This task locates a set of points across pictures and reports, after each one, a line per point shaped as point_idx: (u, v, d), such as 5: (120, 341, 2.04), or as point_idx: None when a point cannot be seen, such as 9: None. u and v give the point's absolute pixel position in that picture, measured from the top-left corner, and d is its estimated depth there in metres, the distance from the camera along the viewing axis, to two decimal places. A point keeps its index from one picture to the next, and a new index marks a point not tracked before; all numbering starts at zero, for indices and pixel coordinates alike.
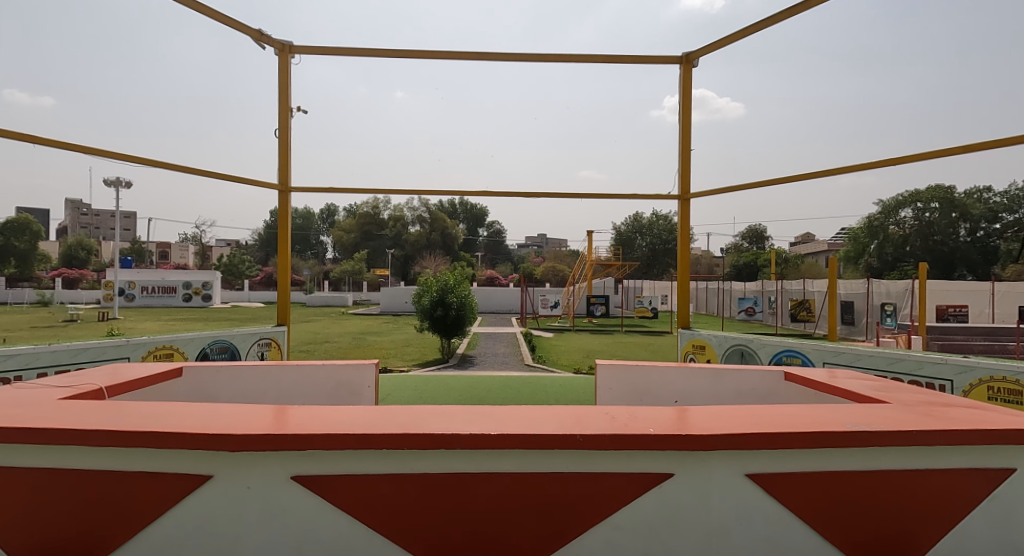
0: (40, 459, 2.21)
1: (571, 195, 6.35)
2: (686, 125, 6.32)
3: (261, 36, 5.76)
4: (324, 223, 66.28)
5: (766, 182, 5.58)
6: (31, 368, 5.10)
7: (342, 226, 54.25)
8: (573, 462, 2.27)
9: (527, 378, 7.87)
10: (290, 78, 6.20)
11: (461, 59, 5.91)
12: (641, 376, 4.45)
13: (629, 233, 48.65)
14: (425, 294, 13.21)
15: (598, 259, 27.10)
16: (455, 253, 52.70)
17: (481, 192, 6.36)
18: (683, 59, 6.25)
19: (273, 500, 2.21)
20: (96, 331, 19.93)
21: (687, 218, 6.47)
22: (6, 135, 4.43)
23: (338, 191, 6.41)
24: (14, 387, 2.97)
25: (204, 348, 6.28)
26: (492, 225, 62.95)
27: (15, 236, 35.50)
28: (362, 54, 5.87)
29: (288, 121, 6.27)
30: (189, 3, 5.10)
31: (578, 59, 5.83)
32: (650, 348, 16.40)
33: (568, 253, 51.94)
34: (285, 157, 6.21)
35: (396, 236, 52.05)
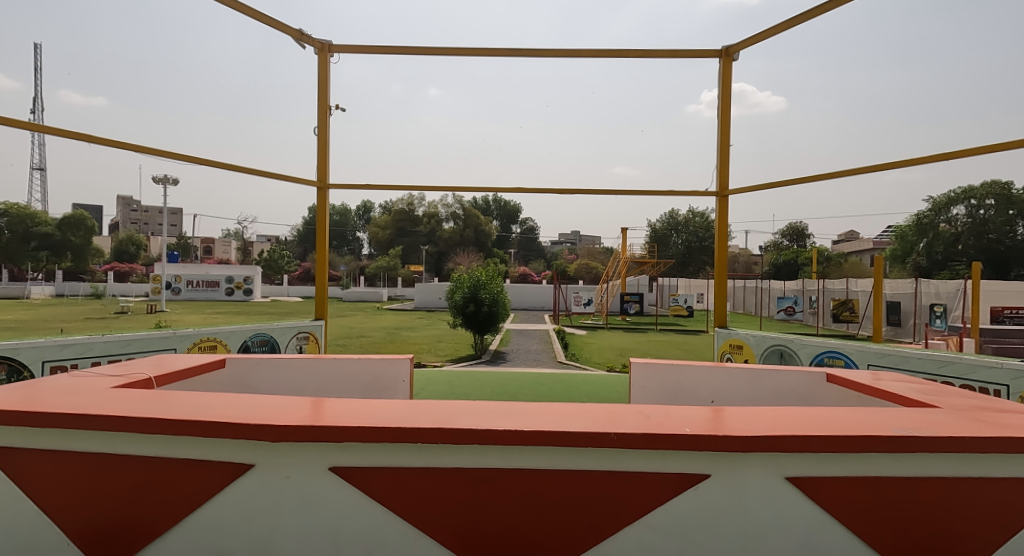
0: (91, 445, 2.30)
1: (604, 192, 6.25)
2: (724, 122, 6.19)
3: (300, 35, 5.85)
4: (360, 220, 67.38)
5: (809, 177, 5.37)
6: (85, 358, 5.31)
7: (378, 223, 55.04)
8: (605, 460, 2.26)
9: (560, 375, 7.83)
10: (329, 76, 6.30)
11: (497, 56, 5.90)
12: (674, 375, 4.38)
13: (664, 230, 47.99)
14: (458, 290, 13.33)
15: (632, 257, 26.81)
16: (488, 250, 52.90)
17: (518, 190, 6.34)
18: (723, 52, 6.11)
19: (310, 489, 2.27)
20: (145, 323, 20.74)
21: (725, 214, 6.33)
22: (63, 135, 4.62)
23: (374, 187, 6.46)
24: (70, 374, 3.12)
25: (245, 341, 6.42)
26: (525, 222, 63.06)
27: (71, 232, 36.95)
28: (402, 53, 5.92)
29: (327, 118, 6.37)
30: (231, 4, 5.18)
31: (616, 53, 5.77)
32: (684, 347, 16.14)
33: (601, 252, 51.52)
34: (324, 153, 6.32)
35: (430, 233, 52.58)
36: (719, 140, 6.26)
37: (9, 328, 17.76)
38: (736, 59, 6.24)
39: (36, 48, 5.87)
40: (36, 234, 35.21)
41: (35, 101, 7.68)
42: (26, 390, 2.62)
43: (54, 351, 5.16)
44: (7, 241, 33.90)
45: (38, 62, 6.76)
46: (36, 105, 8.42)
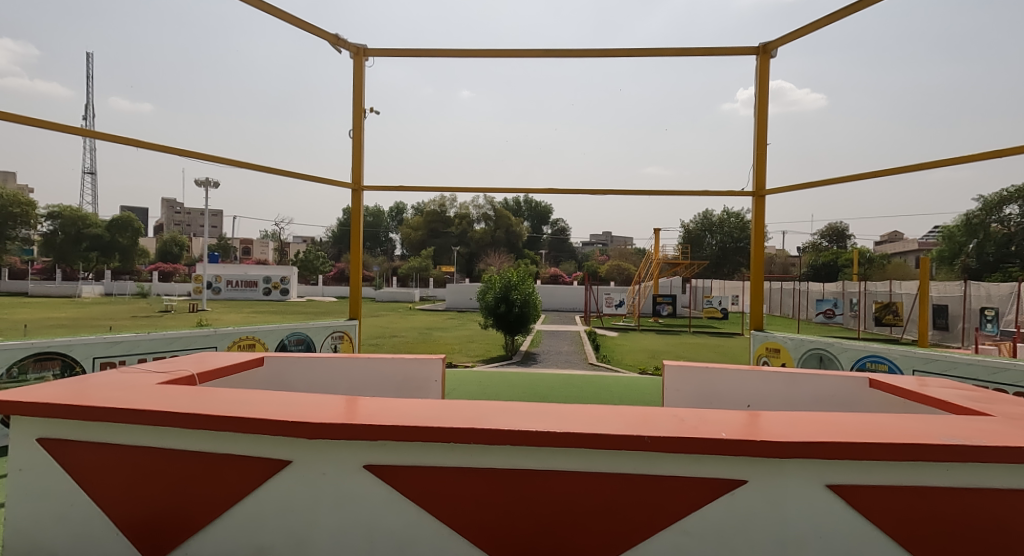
0: (137, 439, 2.39)
1: (637, 192, 6.18)
2: (761, 122, 6.06)
3: (336, 40, 5.96)
4: (393, 222, 68.24)
5: (850, 176, 5.21)
6: (133, 354, 5.33)
7: (410, 224, 55.55)
8: (638, 464, 2.24)
9: (593, 377, 7.77)
10: (363, 80, 6.40)
11: (530, 57, 5.89)
12: (708, 378, 4.30)
13: (698, 231, 47.21)
14: (489, 290, 13.39)
15: (665, 258, 26.49)
16: (519, 251, 52.98)
17: (551, 192, 6.32)
18: (759, 49, 5.99)
19: (346, 486, 2.31)
20: (188, 322, 21.39)
21: (762, 215, 6.20)
22: (113, 140, 4.79)
23: (407, 188, 6.51)
24: (118, 369, 3.24)
25: (283, 340, 6.53)
26: (556, 223, 62.99)
27: (119, 234, 38.46)
28: (435, 55, 5.97)
29: (362, 121, 6.47)
30: (271, 11, 5.31)
31: (650, 52, 5.70)
32: (719, 350, 15.85)
33: (633, 252, 51.07)
34: (358, 156, 6.42)
35: (461, 234, 52.94)
36: (755, 139, 6.14)
37: (61, 326, 18.55)
38: (774, 56, 6.11)
39: (87, 57, 6.09)
40: (86, 235, 36.93)
41: (87, 109, 8.00)
42: (77, 386, 2.73)
43: (105, 347, 5.17)
44: (59, 240, 36.08)
45: (90, 71, 7.04)
46: (89, 113, 8.77)
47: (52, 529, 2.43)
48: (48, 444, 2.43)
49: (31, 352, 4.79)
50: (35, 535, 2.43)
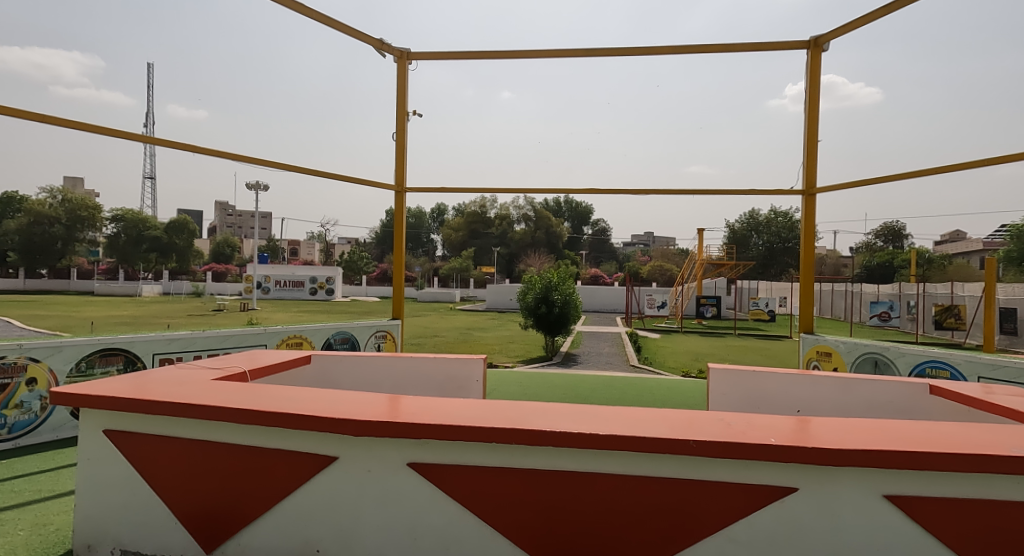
0: (193, 432, 2.48)
1: (680, 192, 6.07)
2: (812, 118, 5.87)
3: (381, 45, 6.07)
4: (434, 222, 68.98)
5: (910, 173, 4.98)
6: (189, 351, 5.51)
7: (451, 226, 56.06)
8: (683, 468, 2.20)
9: (634, 379, 7.68)
10: (407, 83, 6.50)
11: (572, 56, 5.86)
12: (755, 382, 4.20)
13: (744, 231, 46.00)
14: (529, 291, 13.41)
15: (709, 259, 25.91)
16: (559, 251, 52.90)
17: (593, 192, 6.27)
18: (810, 43, 5.81)
19: (390, 484, 2.35)
20: (239, 320, 22.18)
21: (812, 214, 6.01)
22: (172, 146, 5.01)
23: (450, 190, 6.58)
24: (178, 366, 3.40)
25: (328, 339, 6.69)
26: (597, 224, 62.60)
27: (175, 236, 40.17)
28: (478, 57, 6.01)
29: (404, 124, 6.57)
30: (320, 19, 5.46)
31: (695, 49, 5.60)
32: (767, 353, 15.40)
33: (675, 252, 50.23)
34: (401, 158, 6.52)
35: (502, 235, 53.16)
36: (805, 135, 5.95)
37: (124, 323, 19.56)
38: (825, 49, 5.89)
39: (149, 67, 6.41)
40: (146, 237, 38.98)
41: (148, 117, 8.42)
42: (138, 381, 2.86)
43: (163, 344, 5.34)
44: (122, 242, 38.32)
45: (152, 80, 7.40)
46: (151, 121, 9.20)
47: (118, 517, 2.55)
48: (113, 436, 2.56)
49: (97, 348, 4.98)
50: (102, 523, 2.56)
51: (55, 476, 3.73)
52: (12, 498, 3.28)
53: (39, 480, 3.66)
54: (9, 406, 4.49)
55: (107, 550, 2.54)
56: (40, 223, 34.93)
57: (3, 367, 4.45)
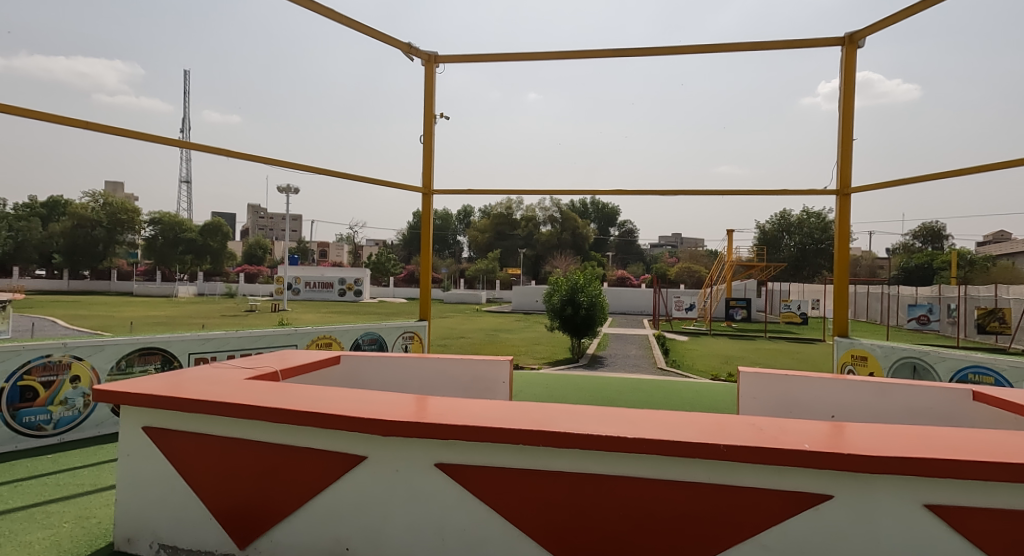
0: (227, 430, 2.54)
1: (708, 193, 5.99)
2: (846, 117, 5.74)
3: (409, 49, 6.13)
4: (461, 224, 69.27)
5: (951, 171, 4.82)
6: (223, 351, 5.65)
7: (477, 227, 56.19)
8: (715, 473, 2.17)
9: (662, 382, 7.60)
10: (434, 87, 6.55)
11: (599, 57, 5.83)
12: (787, 387, 4.12)
13: (775, 232, 45.15)
14: (555, 293, 13.38)
15: (739, 260, 25.50)
16: (586, 253, 52.77)
17: (620, 193, 6.22)
18: (845, 40, 5.68)
19: (418, 483, 2.37)
20: (270, 320, 22.62)
21: (846, 214, 5.87)
22: (206, 151, 5.13)
23: (476, 192, 6.61)
24: (213, 364, 3.48)
25: (357, 340, 6.78)
26: (624, 225, 62.33)
27: (210, 238, 41.25)
28: (504, 59, 6.03)
29: (432, 127, 6.63)
30: (350, 24, 5.55)
31: (724, 47, 5.52)
32: (799, 357, 15.06)
33: (704, 254, 49.56)
34: (428, 161, 6.57)
35: (528, 236, 53.23)
36: (839, 134, 5.81)
37: (161, 323, 20.17)
38: (860, 46, 5.75)
39: (185, 74, 6.60)
40: (183, 239, 40.15)
41: (184, 122, 8.69)
42: (174, 379, 2.93)
43: (198, 343, 5.48)
44: (159, 244, 39.38)
45: (187, 86, 7.61)
46: (187, 127, 9.48)
47: (155, 512, 2.62)
48: (152, 432, 2.64)
49: (136, 347, 5.13)
50: (141, 517, 2.64)
51: (96, 471, 3.85)
52: (56, 491, 3.40)
53: (82, 473, 3.79)
54: (54, 403, 4.66)
55: (146, 544, 2.62)
56: (84, 226, 36.86)
57: (49, 364, 4.61)
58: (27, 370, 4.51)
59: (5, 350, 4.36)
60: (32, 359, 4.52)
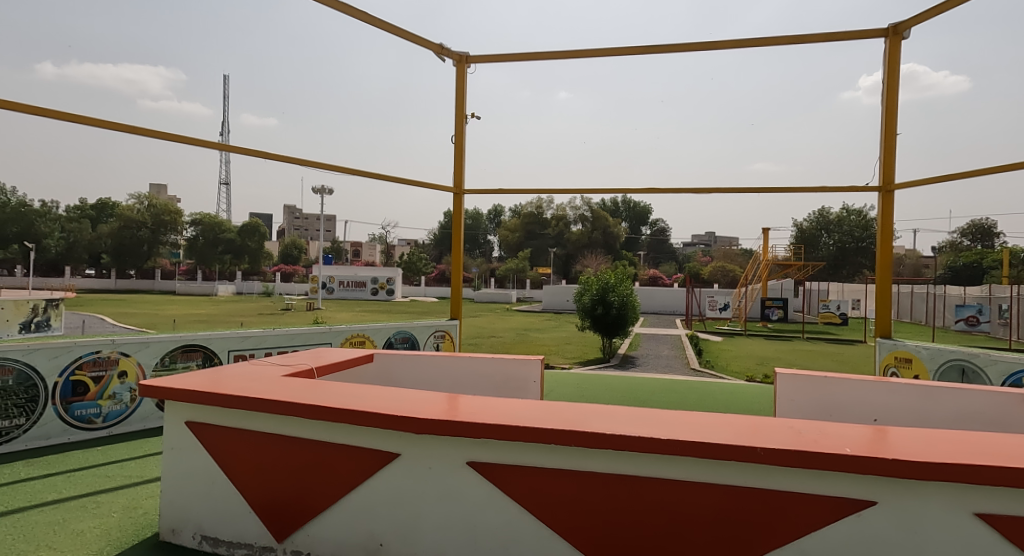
0: (266, 425, 2.60)
1: (745, 190, 5.88)
2: (889, 111, 5.57)
3: (441, 49, 6.18)
4: (491, 224, 69.46)
5: (1004, 166, 4.61)
6: (261, 349, 5.80)
7: (507, 226, 56.16)
8: (751, 476, 2.12)
9: (695, 383, 7.49)
10: (465, 87, 6.59)
11: (631, 54, 5.78)
12: (826, 389, 4.02)
13: (813, 230, 44.00)
14: (586, 292, 13.32)
15: (775, 260, 24.96)
16: (617, 252, 52.36)
17: (652, 191, 6.16)
18: (888, 31, 5.50)
19: (451, 482, 2.39)
20: (305, 319, 23.11)
21: (889, 211, 5.69)
22: (244, 153, 5.27)
23: (507, 191, 6.62)
24: (252, 362, 3.57)
25: (389, 339, 6.87)
26: (656, 223, 61.72)
27: (248, 238, 42.16)
28: (536, 58, 6.02)
29: (464, 127, 6.67)
30: (384, 27, 5.62)
31: (760, 41, 5.41)
32: (838, 358, 14.64)
33: (738, 253, 48.62)
34: (460, 160, 6.61)
35: (558, 236, 53.11)
36: (881, 128, 5.64)
37: (202, 320, 20.82)
38: (904, 37, 5.55)
39: (225, 79, 6.80)
40: (222, 239, 41.34)
41: (224, 125, 8.93)
42: (215, 375, 3.02)
43: (237, 341, 5.64)
44: (200, 244, 40.86)
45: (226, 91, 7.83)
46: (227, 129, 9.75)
47: (197, 505, 2.70)
48: (194, 427, 2.72)
49: (179, 344, 5.30)
50: (185, 509, 2.72)
51: (142, 463, 4.00)
52: (106, 482, 3.54)
53: (130, 465, 3.94)
54: (103, 397, 4.84)
55: (189, 535, 2.70)
56: (131, 227, 38.62)
57: (98, 360, 4.79)
58: (78, 365, 4.68)
59: (58, 346, 4.55)
60: (83, 355, 4.69)
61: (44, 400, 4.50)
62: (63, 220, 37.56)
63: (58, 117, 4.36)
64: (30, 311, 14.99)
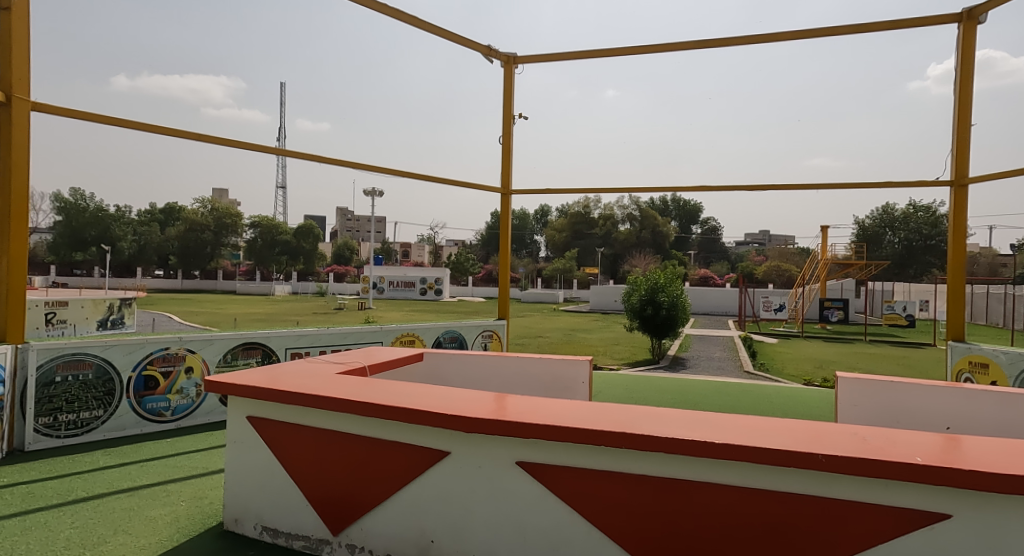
0: (321, 421, 2.69)
1: (803, 187, 5.67)
2: (963, 100, 5.26)
3: (489, 51, 6.22)
4: (538, 224, 69.47)
5: None
6: (315, 347, 5.99)
7: (554, 226, 56.05)
8: (811, 483, 2.05)
9: (748, 386, 7.29)
10: (512, 87, 6.62)
11: (681, 50, 5.67)
12: (891, 393, 3.86)
13: (876, 228, 42.08)
14: (634, 293, 13.14)
15: (835, 259, 24.02)
16: (667, 252, 51.51)
17: (704, 189, 6.02)
18: (962, 16, 5.20)
19: (501, 481, 2.40)
20: (357, 318, 23.74)
21: (961, 207, 5.38)
22: (299, 157, 5.43)
23: (553, 191, 6.61)
24: (307, 360, 3.70)
25: (438, 338, 6.97)
26: (707, 222, 60.45)
27: (303, 240, 42.99)
28: (584, 56, 5.99)
29: (511, 127, 6.70)
30: (433, 31, 5.71)
31: (819, 33, 5.22)
32: (906, 362, 13.94)
33: (795, 252, 47.04)
34: (507, 161, 6.65)
35: (606, 235, 52.67)
36: (954, 118, 5.34)
37: (261, 319, 21.67)
38: (978, 21, 5.22)
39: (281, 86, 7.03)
40: (279, 241, 42.47)
41: (280, 131, 9.26)
42: (272, 372, 3.14)
43: (293, 339, 5.84)
44: (258, 246, 42.13)
45: (282, 97, 8.12)
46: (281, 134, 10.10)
47: (258, 497, 2.81)
48: (255, 422, 2.83)
49: (240, 341, 5.54)
50: (247, 501, 2.84)
51: (208, 454, 4.20)
52: (175, 472, 3.73)
53: (196, 457, 4.14)
54: (172, 392, 5.10)
55: (250, 526, 2.81)
56: (195, 229, 40.78)
57: (167, 356, 5.06)
58: (150, 361, 4.96)
59: (132, 342, 4.85)
60: (154, 351, 4.98)
61: (120, 393, 4.77)
62: (136, 223, 39.78)
63: (128, 126, 4.54)
64: (107, 310, 15.90)
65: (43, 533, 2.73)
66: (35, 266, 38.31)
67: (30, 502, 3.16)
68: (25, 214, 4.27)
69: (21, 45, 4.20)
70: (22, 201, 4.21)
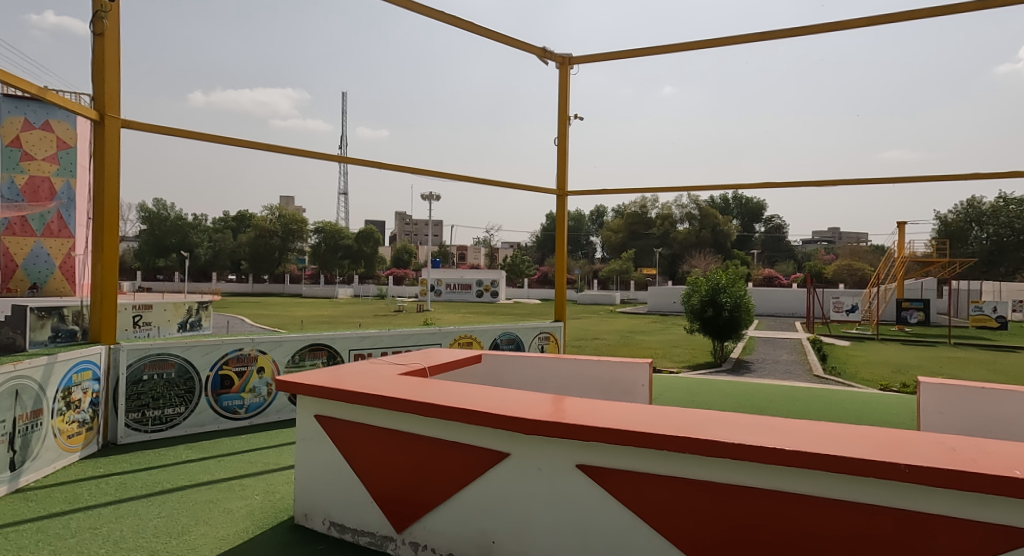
0: (383, 420, 2.76)
1: (879, 180, 5.38)
2: None
3: (544, 52, 6.23)
4: (593, 225, 68.95)
5: None
6: (377, 348, 6.16)
7: (611, 227, 55.63)
8: (891, 495, 1.94)
9: (818, 390, 6.97)
10: (568, 88, 6.60)
11: (744, 42, 5.50)
12: (981, 401, 3.60)
13: (960, 223, 39.48)
14: (694, 293, 12.82)
15: (914, 256, 22.66)
16: (728, 252, 50.03)
17: (769, 185, 5.81)
18: None
19: (561, 483, 2.39)
20: (417, 320, 24.30)
21: None
22: (362, 164, 5.62)
23: (611, 191, 6.55)
24: (370, 360, 3.81)
25: (495, 340, 7.04)
26: (771, 220, 58.30)
27: (364, 244, 45.13)
28: (641, 54, 5.90)
29: (567, 128, 6.67)
30: (490, 36, 5.78)
31: (894, 18, 4.95)
32: (997, 368, 12.97)
33: (868, 250, 44.75)
34: (563, 162, 6.63)
35: (663, 235, 51.79)
36: None
37: (326, 321, 22.56)
38: None
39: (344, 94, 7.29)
40: (341, 246, 44.38)
41: (342, 139, 9.61)
42: (336, 372, 3.25)
43: (357, 340, 6.04)
44: (322, 250, 44.08)
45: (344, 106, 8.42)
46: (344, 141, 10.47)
47: (325, 493, 2.92)
48: (322, 421, 2.93)
49: (307, 343, 5.76)
50: (314, 497, 2.95)
51: (278, 451, 4.39)
52: (249, 467, 3.92)
53: (267, 453, 4.34)
54: (246, 390, 5.36)
55: (319, 520, 2.92)
56: (263, 235, 42.58)
57: (241, 357, 5.33)
58: (225, 361, 5.23)
59: (209, 343, 5.13)
60: (229, 351, 5.25)
61: (199, 391, 5.06)
62: (212, 231, 43.63)
63: (204, 138, 4.81)
64: (186, 313, 16.95)
65: (135, 520, 2.93)
66: (124, 272, 41.63)
67: (123, 491, 3.40)
68: (116, 223, 4.61)
69: (112, 67, 4.50)
70: (112, 212, 4.54)
